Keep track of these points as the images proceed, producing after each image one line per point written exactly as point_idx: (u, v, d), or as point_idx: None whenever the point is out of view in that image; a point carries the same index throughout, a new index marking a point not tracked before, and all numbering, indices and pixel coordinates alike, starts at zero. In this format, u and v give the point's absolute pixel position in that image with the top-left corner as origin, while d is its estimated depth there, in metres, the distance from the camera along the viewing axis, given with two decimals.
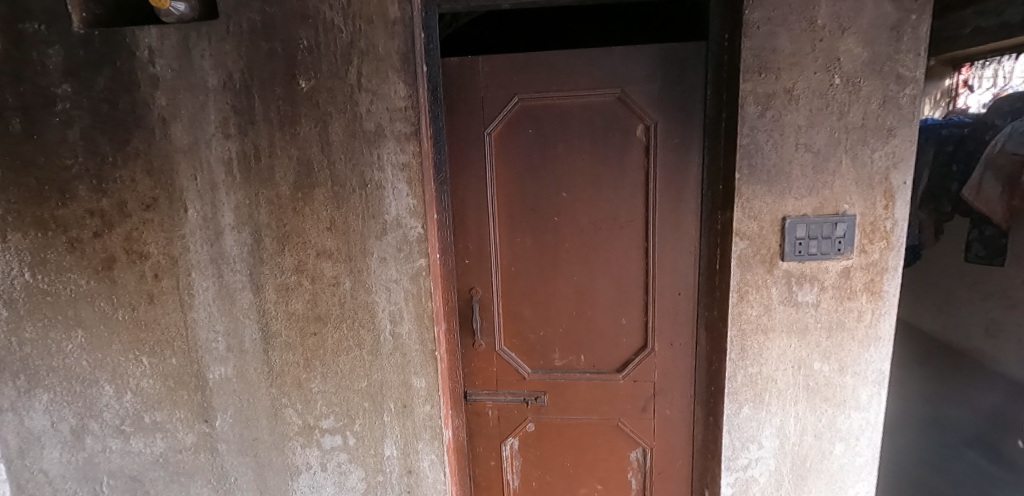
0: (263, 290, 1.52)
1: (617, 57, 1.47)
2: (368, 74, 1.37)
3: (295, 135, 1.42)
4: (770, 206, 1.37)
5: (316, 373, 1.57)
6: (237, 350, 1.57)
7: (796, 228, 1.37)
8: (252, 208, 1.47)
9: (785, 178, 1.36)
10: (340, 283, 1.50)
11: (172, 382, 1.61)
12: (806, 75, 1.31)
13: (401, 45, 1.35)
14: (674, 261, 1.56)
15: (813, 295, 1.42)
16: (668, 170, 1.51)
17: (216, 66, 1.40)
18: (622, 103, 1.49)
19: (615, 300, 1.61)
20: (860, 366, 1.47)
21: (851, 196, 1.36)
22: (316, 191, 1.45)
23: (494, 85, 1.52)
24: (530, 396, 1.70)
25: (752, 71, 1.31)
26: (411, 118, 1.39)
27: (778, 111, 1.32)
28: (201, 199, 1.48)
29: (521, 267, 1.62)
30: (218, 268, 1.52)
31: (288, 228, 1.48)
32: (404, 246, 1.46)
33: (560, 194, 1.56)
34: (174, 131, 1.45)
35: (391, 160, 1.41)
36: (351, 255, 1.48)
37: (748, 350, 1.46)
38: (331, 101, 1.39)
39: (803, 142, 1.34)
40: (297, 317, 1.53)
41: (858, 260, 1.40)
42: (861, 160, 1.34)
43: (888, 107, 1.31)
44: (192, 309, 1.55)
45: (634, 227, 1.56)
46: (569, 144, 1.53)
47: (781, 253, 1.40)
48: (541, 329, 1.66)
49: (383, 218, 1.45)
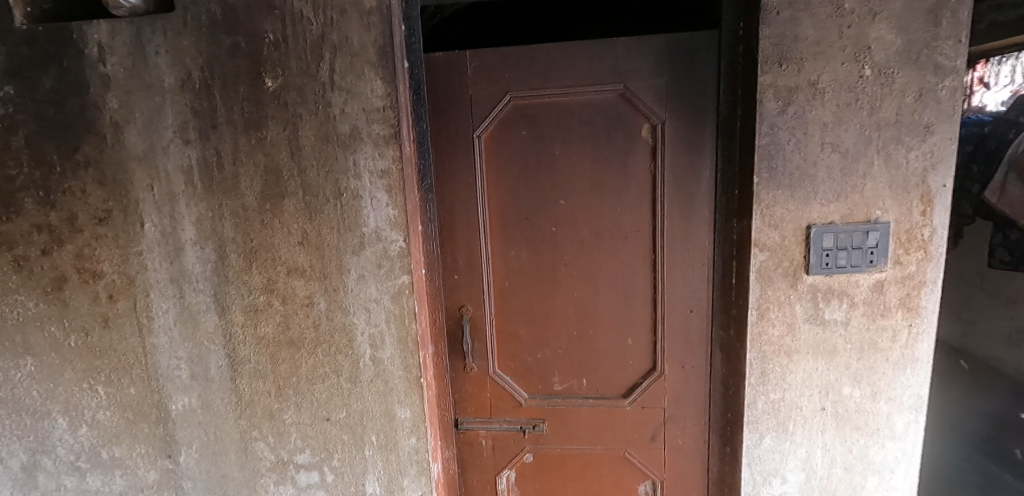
0: (229, 312, 1.37)
1: (619, 50, 1.32)
2: (342, 70, 1.23)
3: (261, 139, 1.27)
4: (793, 213, 1.22)
5: (289, 403, 1.41)
6: (201, 378, 1.42)
7: (823, 237, 1.22)
8: (216, 222, 1.32)
9: (810, 182, 1.21)
10: (314, 303, 1.35)
11: (131, 414, 1.45)
12: (832, 66, 1.16)
13: (377, 37, 1.21)
14: (685, 275, 1.41)
15: (842, 312, 1.27)
16: (677, 174, 1.36)
17: (173, 64, 1.26)
18: (624, 100, 1.34)
19: (620, 318, 1.46)
20: (896, 391, 1.31)
21: (883, 202, 1.21)
22: (286, 201, 1.30)
23: (484, 82, 1.38)
24: (527, 424, 1.55)
25: (771, 61, 1.17)
26: (390, 119, 1.24)
27: (801, 106, 1.18)
28: (159, 212, 1.33)
29: (516, 282, 1.47)
30: (179, 287, 1.37)
31: (255, 243, 1.33)
32: (384, 262, 1.31)
33: (558, 201, 1.41)
34: (128, 136, 1.30)
35: (368, 167, 1.27)
36: (326, 272, 1.33)
37: (770, 374, 1.31)
38: (300, 101, 1.25)
39: (830, 141, 1.19)
40: (267, 342, 1.38)
41: (893, 272, 1.25)
42: (895, 161, 1.20)
43: (926, 101, 1.17)
44: (151, 334, 1.40)
45: (641, 237, 1.41)
46: (567, 146, 1.38)
47: (806, 266, 1.25)
48: (538, 351, 1.50)
49: (360, 231, 1.30)
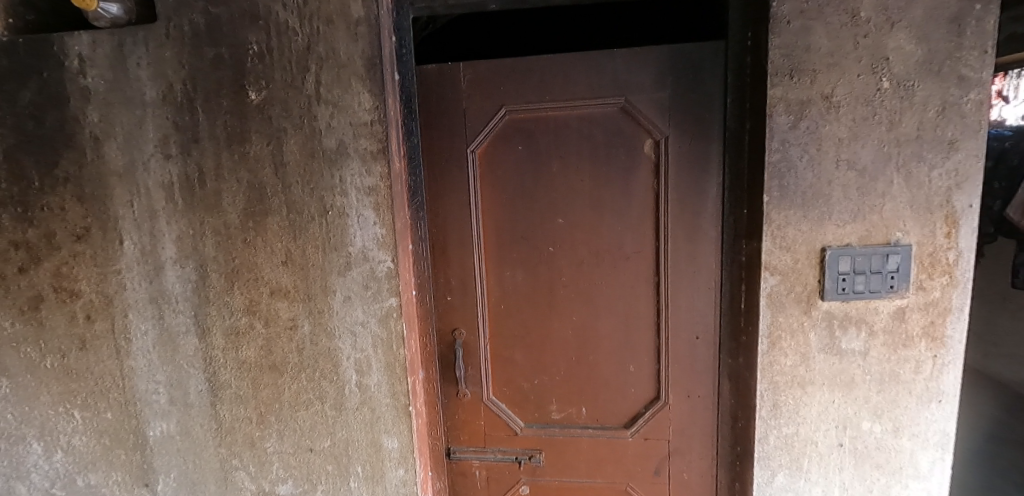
0: (209, 334, 1.31)
1: (620, 62, 1.25)
2: (328, 83, 1.17)
3: (244, 154, 1.22)
4: (806, 234, 1.14)
5: (271, 430, 1.34)
6: (180, 403, 1.35)
7: (839, 260, 1.14)
8: (197, 240, 1.27)
9: (824, 201, 1.13)
10: (297, 326, 1.28)
11: (107, 440, 1.39)
12: (847, 78, 1.09)
13: (365, 48, 1.16)
14: (690, 299, 1.32)
15: (860, 342, 1.18)
16: (681, 192, 1.29)
17: (155, 77, 1.21)
18: (625, 114, 1.27)
19: (622, 344, 1.37)
20: (919, 426, 1.21)
21: (904, 223, 1.13)
22: (269, 220, 1.24)
23: (479, 95, 1.31)
24: (523, 455, 1.46)
25: (782, 73, 1.10)
26: (378, 134, 1.18)
27: (814, 121, 1.11)
28: (138, 230, 1.28)
29: (511, 304, 1.39)
30: (158, 308, 1.31)
31: (237, 263, 1.27)
32: (371, 283, 1.25)
33: (555, 219, 1.33)
34: (108, 151, 1.25)
35: (355, 184, 1.20)
36: (310, 293, 1.26)
37: (782, 407, 1.22)
38: (285, 115, 1.19)
39: (845, 158, 1.12)
40: (248, 367, 1.31)
41: (915, 299, 1.16)
42: (917, 179, 1.11)
43: (949, 115, 1.09)
44: (129, 357, 1.34)
45: (643, 259, 1.33)
46: (565, 162, 1.31)
47: (820, 291, 1.16)
48: (535, 377, 1.42)
49: (346, 250, 1.23)
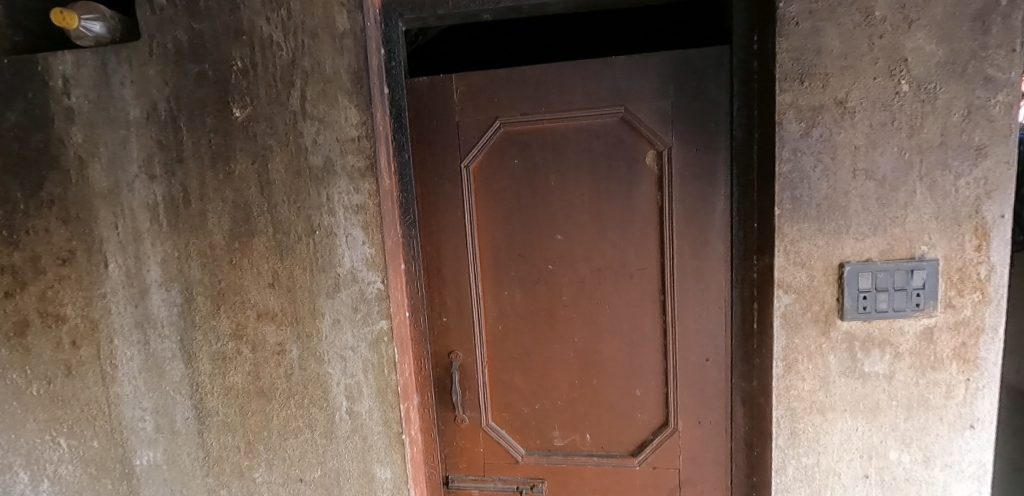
0: (196, 360, 1.26)
1: (619, 70, 1.19)
2: (314, 98, 1.13)
3: (229, 173, 1.18)
4: (822, 249, 1.07)
5: (260, 460, 1.28)
6: (167, 431, 1.30)
7: (858, 277, 1.06)
8: (182, 262, 1.23)
9: (841, 213, 1.06)
10: (285, 351, 1.23)
11: (94, 469, 1.35)
12: (863, 82, 1.02)
13: (351, 62, 1.11)
14: (699, 319, 1.24)
15: (884, 364, 1.10)
16: (687, 206, 1.21)
17: (139, 96, 1.18)
18: (626, 124, 1.20)
19: (627, 367, 1.29)
20: (952, 456, 1.12)
21: (929, 236, 1.05)
22: (255, 240, 1.19)
23: (472, 107, 1.26)
24: (525, 484, 1.38)
25: (792, 78, 1.03)
26: (366, 150, 1.13)
27: (828, 128, 1.04)
28: (123, 252, 1.24)
29: (509, 325, 1.33)
30: (144, 332, 1.27)
31: (223, 285, 1.22)
32: (361, 306, 1.19)
33: (554, 235, 1.27)
34: (93, 172, 1.22)
35: (343, 202, 1.15)
36: (298, 316, 1.21)
37: (801, 435, 1.13)
38: (270, 132, 1.15)
39: (863, 166, 1.04)
40: (236, 393, 1.26)
41: (945, 317, 1.07)
42: (942, 188, 1.03)
43: (975, 119, 1.01)
44: (115, 383, 1.30)
45: (648, 277, 1.25)
46: (564, 176, 1.24)
47: (838, 310, 1.09)
48: (536, 402, 1.35)
49: (334, 271, 1.18)
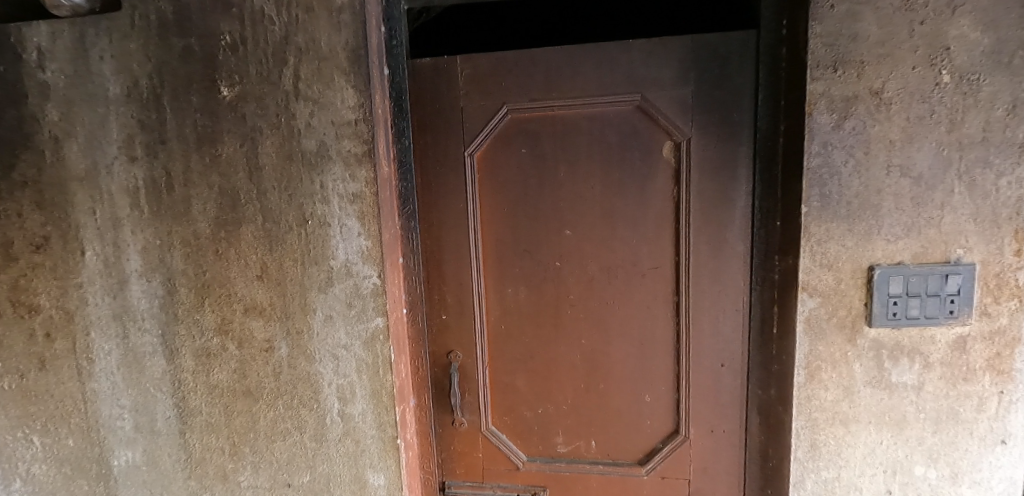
0: (178, 356, 1.18)
1: (636, 54, 1.11)
2: (308, 77, 1.05)
3: (215, 157, 1.09)
4: (851, 251, 1.00)
5: (246, 463, 1.21)
6: (147, 430, 1.23)
7: (889, 282, 0.99)
8: (164, 251, 1.15)
9: (873, 213, 0.99)
10: (274, 348, 1.15)
11: (68, 469, 1.27)
12: (901, 72, 0.95)
13: (349, 38, 1.03)
14: (714, 322, 1.17)
15: (913, 375, 1.03)
16: (705, 201, 1.13)
17: (119, 71, 1.10)
18: (642, 113, 1.12)
19: (636, 372, 1.22)
20: (982, 473, 1.05)
21: (966, 238, 0.98)
22: (242, 230, 1.11)
23: (477, 92, 1.18)
24: (525, 492, 1.32)
25: (824, 65, 0.96)
26: (363, 134, 1.05)
27: (861, 120, 0.96)
28: (101, 239, 1.16)
29: (513, 325, 1.25)
30: (122, 326, 1.19)
31: (208, 277, 1.14)
32: (355, 301, 1.11)
33: (562, 231, 1.19)
34: (69, 153, 1.14)
35: (337, 190, 1.07)
36: (288, 311, 1.13)
37: (822, 448, 1.07)
38: (260, 113, 1.07)
39: (898, 163, 0.97)
40: (220, 392, 1.19)
41: (979, 326, 1.00)
42: (982, 188, 0.96)
43: (1021, 114, 0.93)
44: (92, 379, 1.22)
45: (661, 276, 1.18)
46: (574, 167, 1.17)
47: (866, 316, 1.02)
48: (539, 406, 1.28)
49: (327, 264, 1.10)
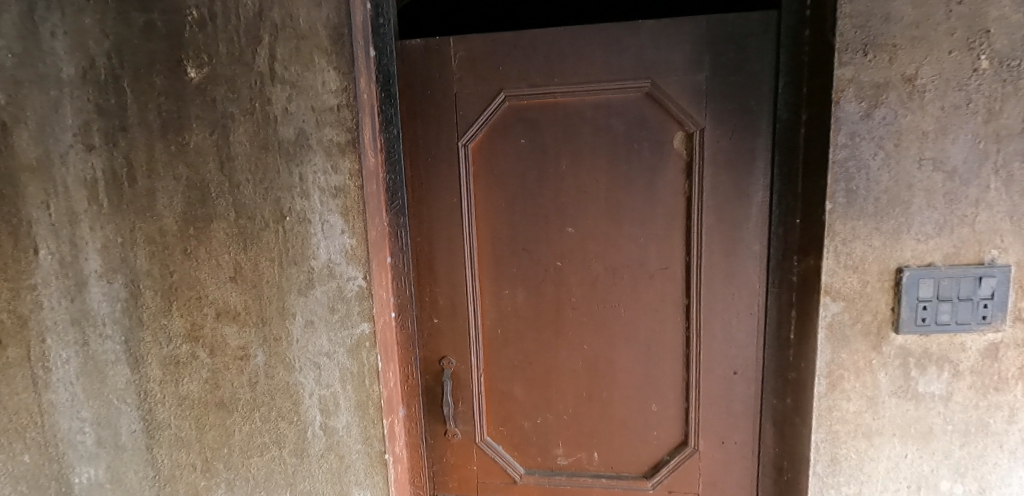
0: (143, 364, 1.08)
1: (646, 36, 1.02)
2: (285, 57, 0.95)
3: (182, 146, 0.99)
4: (878, 251, 0.92)
5: (219, 480, 1.11)
6: (110, 445, 1.12)
7: (919, 285, 0.92)
8: (126, 249, 1.04)
9: (903, 210, 0.91)
10: (249, 356, 1.05)
11: (25, 487, 1.16)
12: (936, 56, 0.87)
13: (330, 14, 0.93)
14: (727, 326, 1.09)
15: (941, 384, 0.96)
16: (719, 197, 1.05)
17: (73, 49, 0.98)
18: (652, 101, 1.04)
19: (643, 380, 1.14)
20: (1012, 488, 0.98)
21: (1002, 238, 0.90)
22: (213, 226, 1.01)
23: (472, 77, 1.08)
24: None
25: (854, 49, 0.87)
26: (347, 121, 0.95)
27: (892, 109, 0.88)
28: (56, 237, 1.05)
29: (510, 329, 1.16)
30: (81, 332, 1.08)
31: (175, 279, 1.04)
32: (338, 305, 1.02)
33: (564, 228, 1.10)
34: (19, 140, 1.02)
35: (318, 183, 0.97)
36: (264, 316, 1.03)
37: (843, 462, 0.99)
38: (232, 97, 0.96)
39: (931, 156, 0.89)
40: (191, 404, 1.09)
41: (1013, 332, 0.93)
42: (1020, 184, 0.88)
43: None
44: (49, 390, 1.11)
45: (670, 278, 1.10)
46: (577, 160, 1.08)
47: (893, 322, 0.94)
48: (538, 416, 1.19)
49: (308, 264, 1.00)
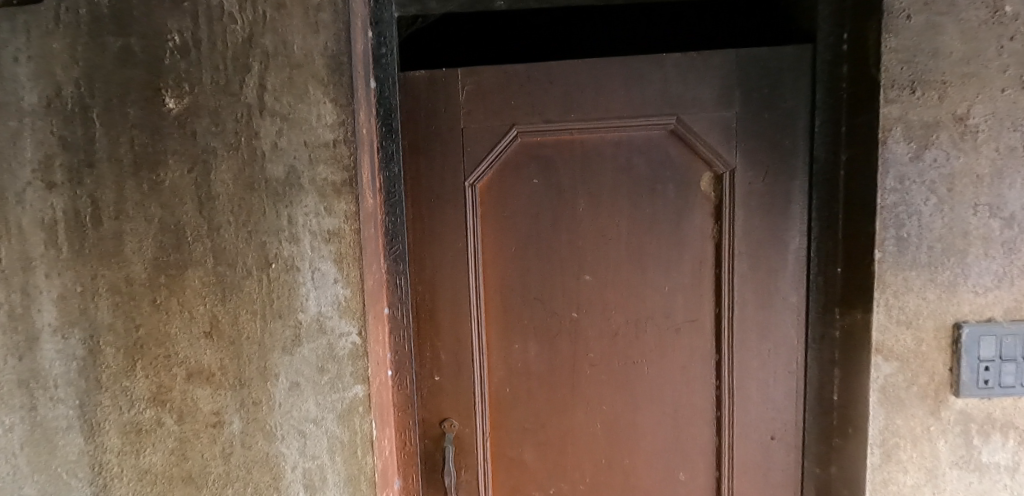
0: (99, 433, 0.94)
1: (671, 70, 0.94)
2: (276, 88, 0.85)
3: (157, 184, 0.88)
4: (934, 306, 0.83)
5: None
6: None
7: (980, 343, 0.82)
8: (87, 300, 0.91)
9: (961, 260, 0.82)
10: (223, 424, 0.92)
11: None
12: (987, 94, 0.79)
13: (329, 42, 0.84)
14: (761, 384, 0.99)
15: (1006, 453, 0.86)
16: (751, 244, 0.96)
17: (37, 76, 0.88)
18: (676, 139, 0.96)
19: (668, 444, 1.03)
20: None
21: None
22: (188, 274, 0.89)
23: (480, 110, 0.99)
24: None
25: (900, 86, 0.80)
26: (343, 158, 0.86)
27: (944, 151, 0.80)
28: (6, 285, 0.92)
29: (520, 387, 1.04)
30: (29, 395, 0.94)
31: (142, 334, 0.91)
32: (328, 365, 0.89)
33: (581, 275, 1.00)
34: None
35: (309, 227, 0.87)
36: (243, 378, 0.90)
37: None
38: (214, 130, 0.86)
39: (987, 201, 0.80)
40: (153, 479, 0.94)
41: None
42: None
43: None
44: None
45: (697, 330, 1.00)
46: (596, 201, 0.99)
47: (952, 384, 0.84)
48: (550, 485, 1.06)
49: (295, 318, 0.89)
